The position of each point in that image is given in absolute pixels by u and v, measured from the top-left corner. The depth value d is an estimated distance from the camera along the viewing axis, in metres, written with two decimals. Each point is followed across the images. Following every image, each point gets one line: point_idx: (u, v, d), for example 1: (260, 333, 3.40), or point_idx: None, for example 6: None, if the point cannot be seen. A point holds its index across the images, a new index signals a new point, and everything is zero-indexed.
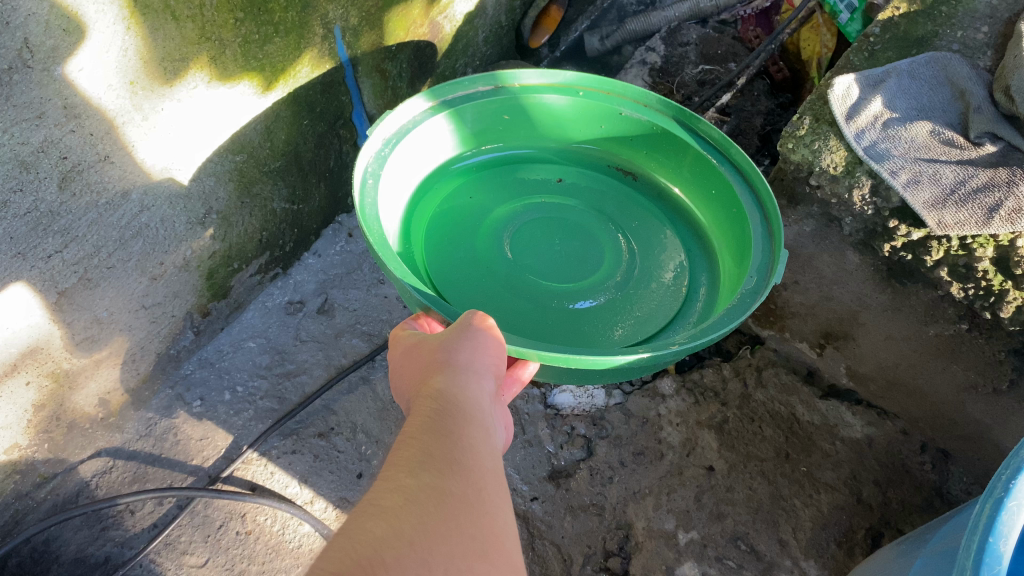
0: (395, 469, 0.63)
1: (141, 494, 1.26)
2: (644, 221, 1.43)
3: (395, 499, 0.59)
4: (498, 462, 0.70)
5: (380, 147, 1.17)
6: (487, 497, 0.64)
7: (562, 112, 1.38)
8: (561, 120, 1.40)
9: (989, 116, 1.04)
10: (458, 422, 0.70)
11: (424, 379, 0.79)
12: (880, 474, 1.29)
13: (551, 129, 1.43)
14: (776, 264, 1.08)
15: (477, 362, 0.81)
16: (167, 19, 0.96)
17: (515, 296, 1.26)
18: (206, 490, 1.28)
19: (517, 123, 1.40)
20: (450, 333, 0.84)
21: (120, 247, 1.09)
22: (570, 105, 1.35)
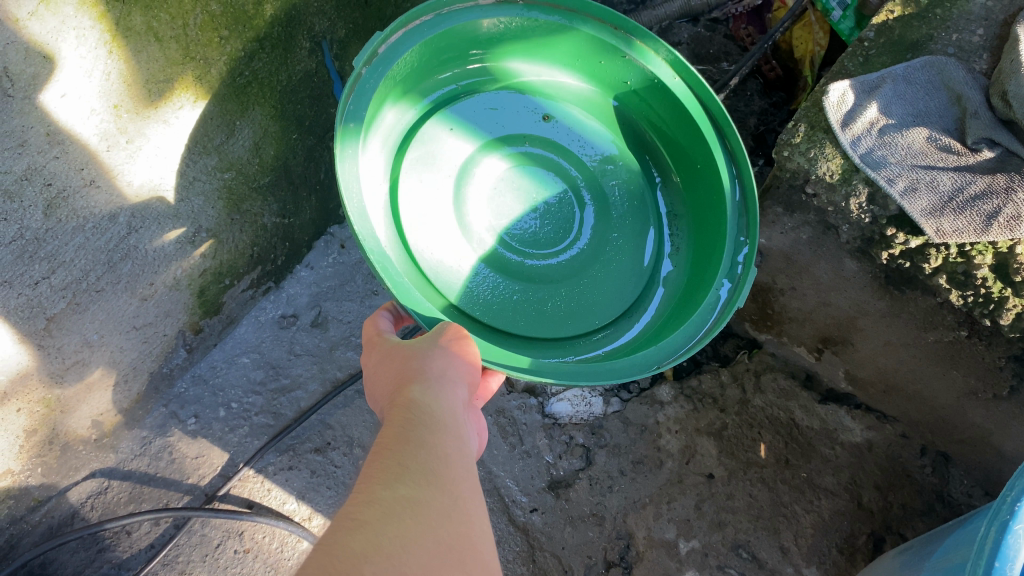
0: (371, 478, 0.61)
1: (133, 517, 1.22)
2: (624, 168, 1.30)
3: (372, 510, 0.56)
4: (471, 471, 0.69)
5: (366, 82, 1.00)
6: (464, 509, 0.63)
7: (563, 41, 1.17)
8: (561, 48, 1.19)
9: (987, 122, 1.03)
10: (431, 430, 0.69)
11: (399, 386, 0.77)
12: (880, 479, 1.28)
13: (547, 55, 1.22)
14: (741, 283, 1.10)
15: (451, 372, 0.80)
16: (149, 41, 0.95)
17: (478, 270, 1.19)
18: (202, 510, 1.26)
19: (506, 43, 1.18)
20: (423, 342, 0.84)
21: (109, 270, 1.07)
22: (573, 37, 1.15)
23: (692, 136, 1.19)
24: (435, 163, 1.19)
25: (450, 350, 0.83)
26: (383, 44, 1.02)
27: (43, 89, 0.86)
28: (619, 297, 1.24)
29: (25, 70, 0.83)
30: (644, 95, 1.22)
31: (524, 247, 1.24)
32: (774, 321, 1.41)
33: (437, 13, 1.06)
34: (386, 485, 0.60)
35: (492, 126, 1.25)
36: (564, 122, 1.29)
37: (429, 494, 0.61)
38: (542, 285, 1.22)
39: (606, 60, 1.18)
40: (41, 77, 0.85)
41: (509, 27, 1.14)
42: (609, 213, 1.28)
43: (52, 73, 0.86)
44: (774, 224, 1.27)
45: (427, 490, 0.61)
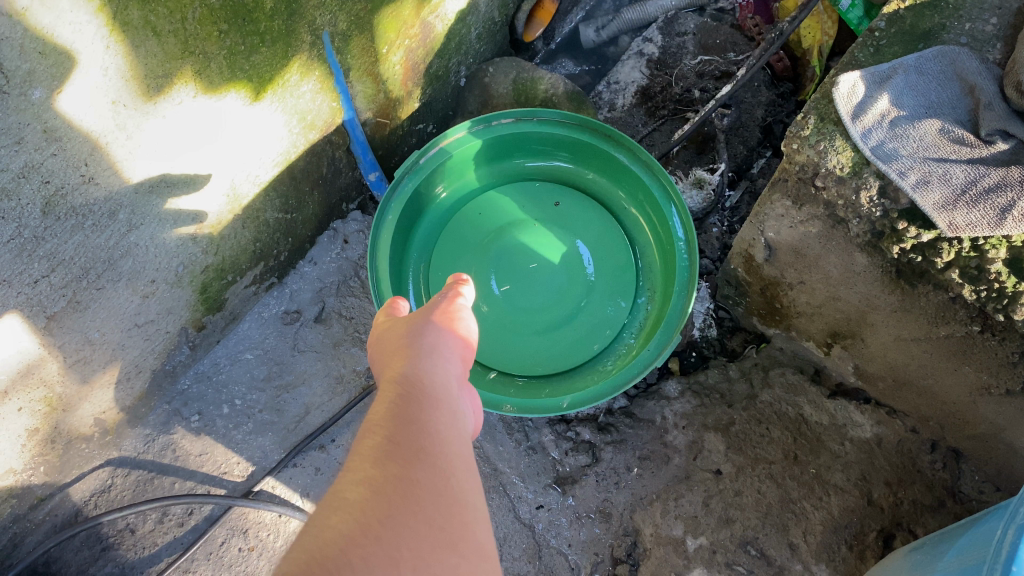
0: (356, 461, 0.52)
1: (132, 509, 1.23)
2: (612, 251, 1.50)
3: (358, 493, 0.49)
4: (470, 450, 0.59)
5: (404, 183, 1.36)
6: (463, 491, 0.54)
7: (573, 144, 1.44)
8: (573, 148, 1.46)
9: (1000, 112, 1.01)
10: (424, 404, 0.59)
11: (390, 359, 0.67)
12: (891, 474, 1.25)
13: (563, 152, 1.48)
14: (668, 344, 1.30)
15: (448, 341, 0.70)
16: (147, 35, 0.92)
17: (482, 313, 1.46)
18: (196, 496, 1.27)
19: (531, 146, 1.48)
20: (421, 313, 0.74)
21: (109, 268, 1.06)
22: (579, 141, 1.42)
23: (665, 226, 1.39)
24: (464, 234, 1.50)
25: (445, 320, 0.73)
26: (423, 155, 1.36)
27: (61, 91, 0.86)
28: (585, 353, 1.46)
29: (59, 77, 0.84)
30: (637, 189, 1.43)
31: (516, 301, 1.46)
32: (782, 315, 1.40)
33: (470, 127, 1.38)
34: (374, 466, 0.52)
35: (516, 206, 1.51)
36: (573, 205, 1.52)
37: (423, 472, 0.52)
38: (529, 334, 1.46)
39: (605, 160, 1.44)
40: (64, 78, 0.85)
41: (525, 135, 1.43)
42: (598, 284, 1.48)
43: (83, 78, 0.87)
44: (782, 217, 1.21)
45: (419, 468, 0.52)
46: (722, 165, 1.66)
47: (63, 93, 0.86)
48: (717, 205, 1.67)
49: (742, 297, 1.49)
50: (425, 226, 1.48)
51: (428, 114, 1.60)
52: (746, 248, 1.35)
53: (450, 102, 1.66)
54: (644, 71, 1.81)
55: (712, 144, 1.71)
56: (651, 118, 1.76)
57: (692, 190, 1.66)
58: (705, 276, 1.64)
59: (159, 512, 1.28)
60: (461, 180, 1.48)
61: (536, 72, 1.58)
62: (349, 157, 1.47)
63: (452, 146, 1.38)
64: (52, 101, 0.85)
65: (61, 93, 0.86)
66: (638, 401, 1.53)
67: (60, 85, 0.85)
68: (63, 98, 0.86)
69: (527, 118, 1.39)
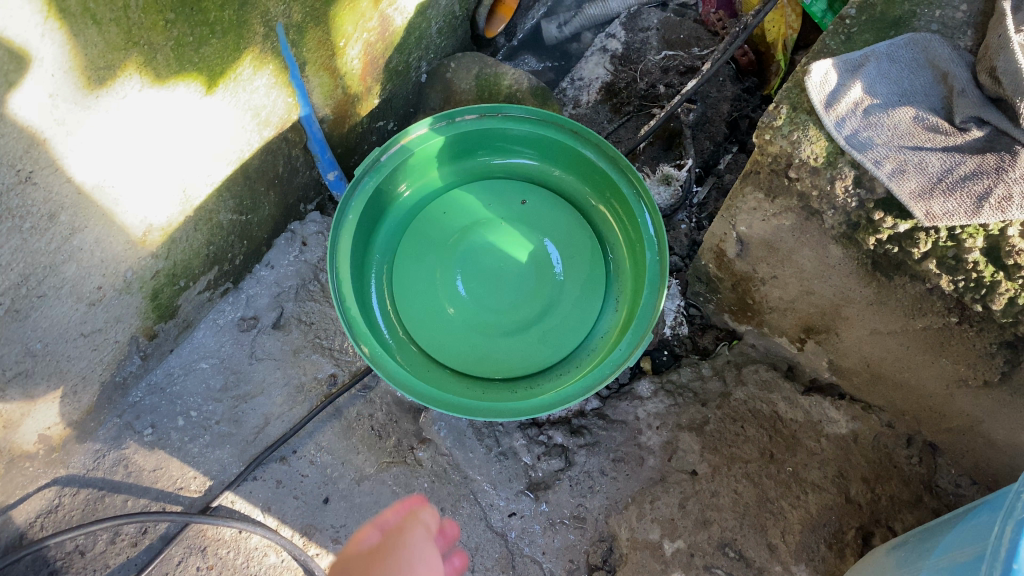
0: None
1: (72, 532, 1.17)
2: (581, 249, 1.46)
3: None
4: None
5: (365, 181, 1.31)
6: None
7: (538, 140, 1.41)
8: (538, 144, 1.42)
9: (975, 99, 0.99)
10: None
11: None
12: (868, 470, 1.23)
13: (528, 148, 1.44)
14: (640, 341, 1.26)
15: None
16: (86, 24, 0.86)
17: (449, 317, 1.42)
18: (135, 515, 1.20)
19: (496, 142, 1.44)
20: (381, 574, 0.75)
21: (51, 274, 1.00)
22: (545, 136, 1.39)
23: (634, 220, 1.36)
24: (428, 232, 1.45)
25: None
26: (383, 153, 1.31)
27: (14, 93, 0.82)
28: (556, 353, 1.42)
29: (9, 78, 0.81)
30: (605, 183, 1.39)
31: (482, 302, 1.42)
32: (754, 311, 1.38)
33: (431, 123, 1.33)
34: None
35: (482, 203, 1.47)
36: (540, 202, 1.48)
37: None
38: (497, 335, 1.42)
39: (571, 156, 1.41)
40: (12, 78, 0.81)
41: (489, 131, 1.39)
42: (567, 281, 1.45)
43: (26, 71, 0.82)
44: (753, 211, 1.18)
45: None
46: (688, 161, 1.64)
47: (17, 91, 0.82)
48: (684, 202, 1.64)
49: (713, 294, 1.46)
50: (387, 226, 1.43)
51: (389, 111, 1.55)
52: (717, 243, 1.32)
53: (411, 99, 1.61)
54: (608, 67, 1.78)
55: (678, 139, 1.68)
56: (616, 114, 1.74)
57: (660, 186, 1.64)
58: (675, 274, 1.60)
59: (110, 531, 1.23)
60: (425, 177, 1.44)
61: (499, 67, 1.54)
62: (306, 156, 1.41)
63: (414, 143, 1.33)
64: (5, 100, 0.81)
65: (12, 96, 0.82)
66: (611, 402, 1.49)
67: (14, 84, 0.82)
68: (16, 97, 0.83)
69: (491, 113, 1.35)
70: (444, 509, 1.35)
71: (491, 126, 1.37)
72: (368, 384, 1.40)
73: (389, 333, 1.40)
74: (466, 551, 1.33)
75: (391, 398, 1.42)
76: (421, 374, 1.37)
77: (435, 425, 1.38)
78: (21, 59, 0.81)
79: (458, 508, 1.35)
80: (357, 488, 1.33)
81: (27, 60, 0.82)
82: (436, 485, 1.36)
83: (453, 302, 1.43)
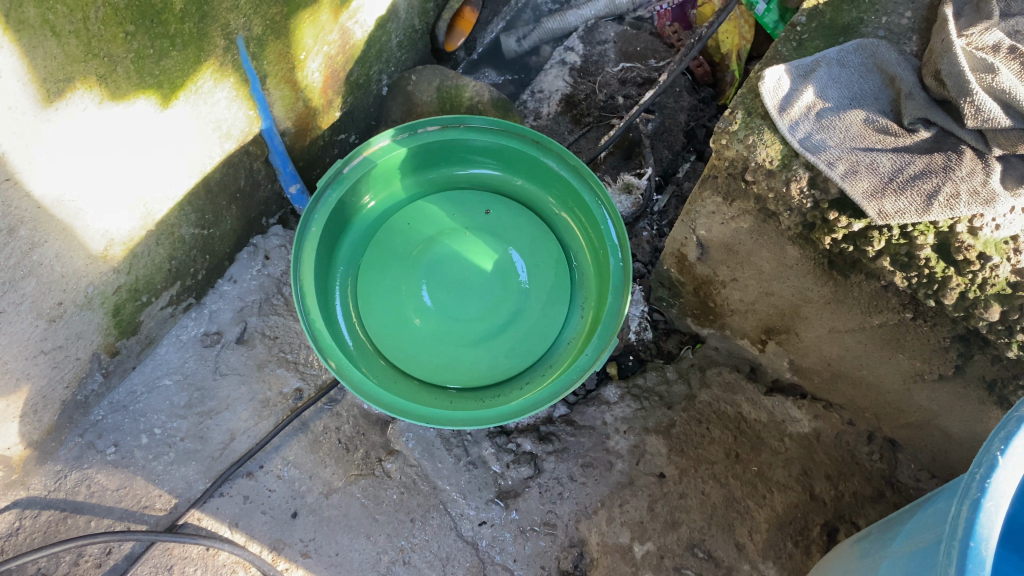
0: None
1: (33, 555, 1.14)
2: (546, 257, 1.47)
3: None
4: None
5: (329, 194, 1.31)
6: None
7: (501, 150, 1.42)
8: (501, 154, 1.44)
9: (922, 102, 1.03)
10: None
11: None
12: (831, 467, 1.26)
13: (491, 158, 1.45)
14: (606, 346, 1.27)
15: None
16: (45, 36, 0.85)
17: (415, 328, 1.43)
18: (99, 536, 1.18)
19: (459, 153, 1.45)
20: None
21: (11, 289, 0.99)
22: (507, 146, 1.40)
23: (598, 227, 1.37)
24: (393, 244, 1.46)
25: None
26: (346, 165, 1.32)
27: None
28: (523, 361, 1.42)
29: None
30: (568, 192, 1.41)
31: (448, 312, 1.43)
32: (716, 314, 1.40)
33: (393, 135, 1.34)
34: None
35: (446, 214, 1.48)
36: (504, 211, 1.49)
37: None
38: (464, 345, 1.43)
39: (534, 166, 1.42)
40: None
41: (451, 142, 1.40)
42: (532, 290, 1.46)
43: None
44: (713, 214, 1.20)
45: None
46: (649, 170, 1.68)
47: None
48: (646, 210, 1.67)
49: (676, 298, 1.48)
50: (352, 238, 1.44)
51: (350, 124, 1.56)
52: (679, 248, 1.34)
53: (373, 112, 1.62)
54: (567, 79, 1.81)
55: (638, 149, 1.72)
56: (577, 125, 1.76)
57: (622, 195, 1.67)
58: (638, 280, 1.63)
59: (73, 553, 1.21)
60: (389, 189, 1.44)
61: (460, 81, 1.57)
62: (268, 169, 1.41)
63: (376, 155, 1.34)
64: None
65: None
66: (578, 408, 1.50)
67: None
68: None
69: (453, 124, 1.36)
70: (414, 519, 1.33)
71: (453, 137, 1.38)
72: (334, 397, 1.41)
73: (356, 345, 1.40)
74: (435, 561, 1.31)
75: (357, 411, 1.43)
76: (388, 386, 1.37)
77: (403, 436, 1.40)
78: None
79: (427, 519, 1.34)
80: (325, 502, 1.32)
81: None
82: (406, 496, 1.35)
83: (420, 313, 1.43)
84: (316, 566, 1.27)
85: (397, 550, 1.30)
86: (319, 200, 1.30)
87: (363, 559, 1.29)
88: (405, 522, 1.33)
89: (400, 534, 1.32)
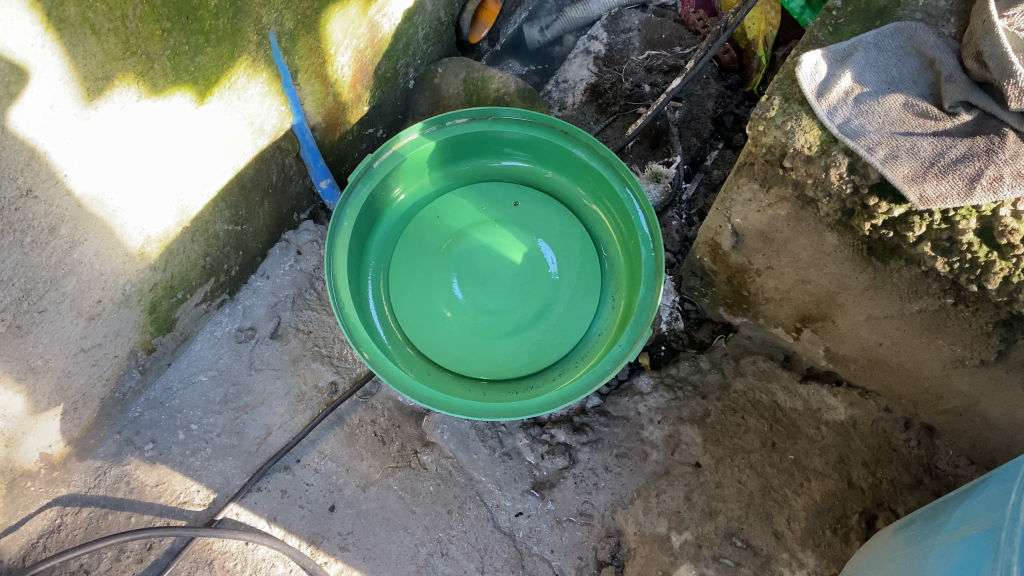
0: None
1: (76, 552, 1.16)
2: (575, 248, 1.47)
3: None
4: None
5: (359, 188, 1.31)
6: None
7: (529, 141, 1.42)
8: (529, 145, 1.43)
9: (962, 84, 1.02)
10: None
11: None
12: (868, 455, 1.25)
13: (519, 149, 1.45)
14: (640, 336, 1.26)
15: None
16: (86, 34, 0.85)
17: (446, 321, 1.43)
18: (138, 532, 1.19)
19: (487, 145, 1.44)
20: None
21: (52, 288, 0.99)
22: (535, 137, 1.39)
23: (628, 216, 1.36)
24: (423, 238, 1.46)
25: None
26: (376, 159, 1.31)
27: (2, 102, 0.79)
28: (555, 353, 1.42)
29: (8, 90, 0.80)
30: (597, 181, 1.40)
31: (479, 304, 1.43)
32: (750, 303, 1.39)
33: (422, 128, 1.33)
34: None
35: (475, 207, 1.48)
36: (533, 203, 1.49)
37: None
38: (495, 337, 1.42)
39: (563, 157, 1.42)
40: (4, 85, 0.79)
41: (480, 134, 1.39)
42: (562, 281, 1.45)
43: (24, 84, 0.81)
44: (749, 202, 1.20)
45: None
46: (677, 158, 1.68)
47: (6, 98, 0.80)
48: (674, 199, 1.67)
49: (708, 288, 1.48)
50: (381, 232, 1.44)
51: (378, 118, 1.56)
52: (712, 237, 1.34)
53: (400, 106, 1.62)
54: (592, 69, 1.80)
55: (666, 137, 1.72)
56: (603, 115, 1.76)
57: (650, 183, 1.66)
58: (668, 270, 1.63)
59: (115, 549, 1.22)
60: (418, 183, 1.44)
61: (486, 72, 1.57)
62: (299, 164, 1.42)
63: (405, 149, 1.34)
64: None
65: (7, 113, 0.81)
66: (611, 399, 1.50)
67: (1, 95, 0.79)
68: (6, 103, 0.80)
69: (482, 116, 1.36)
70: (451, 511, 1.34)
71: (482, 129, 1.37)
72: (369, 389, 1.42)
73: (388, 337, 1.41)
74: (473, 552, 1.32)
75: (392, 403, 1.43)
76: (421, 378, 1.38)
77: (439, 427, 1.40)
78: (10, 70, 0.79)
79: (465, 510, 1.35)
80: (362, 495, 1.33)
81: (22, 72, 0.80)
82: (442, 488, 1.36)
83: (451, 306, 1.43)
84: (354, 559, 1.28)
85: (435, 542, 1.32)
86: (349, 193, 1.30)
87: (401, 552, 1.30)
88: (443, 514, 1.34)
89: (437, 525, 1.33)
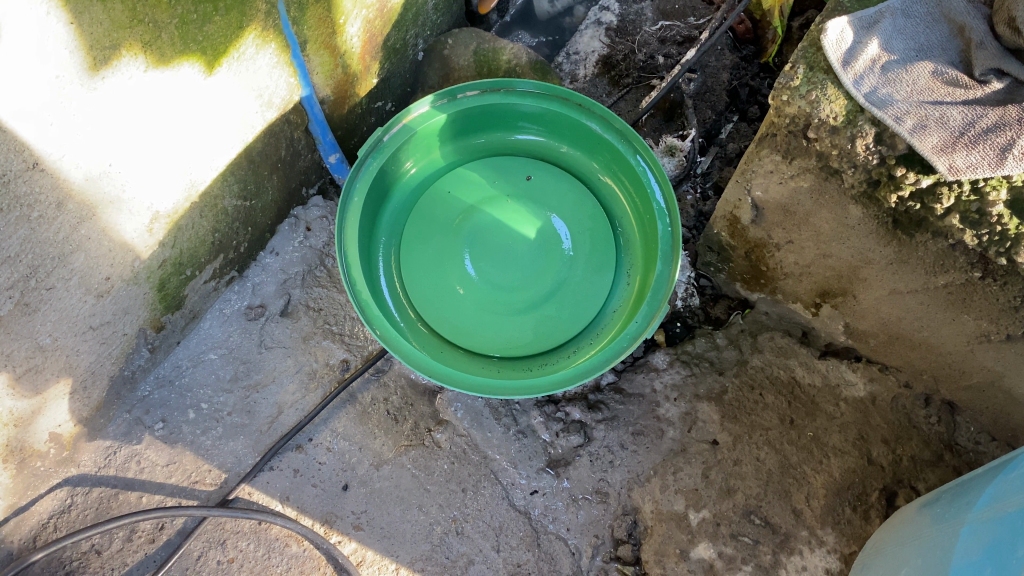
0: None
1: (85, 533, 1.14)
2: (590, 223, 1.44)
3: None
4: None
5: (370, 162, 1.28)
6: None
7: (542, 113, 1.38)
8: (543, 117, 1.40)
9: (994, 51, 1.00)
10: None
11: None
12: (887, 432, 1.22)
13: (531, 122, 1.42)
14: (658, 311, 1.24)
15: None
16: (91, 2, 0.82)
17: (460, 298, 1.41)
18: (150, 513, 1.17)
19: (499, 118, 1.41)
20: None
21: (60, 264, 0.97)
22: (550, 110, 1.36)
23: (645, 189, 1.33)
24: (434, 213, 1.43)
25: None
26: (387, 134, 1.29)
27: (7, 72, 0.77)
28: (569, 330, 1.40)
29: (10, 58, 0.77)
30: (613, 155, 1.37)
31: (492, 280, 1.41)
32: (768, 278, 1.37)
33: (432, 100, 1.30)
34: None
35: (486, 182, 1.45)
36: (546, 178, 1.46)
37: None
38: (509, 315, 1.40)
39: (577, 130, 1.39)
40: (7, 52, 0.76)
41: (493, 107, 1.36)
42: (576, 257, 1.43)
43: (27, 53, 0.79)
44: (771, 173, 1.17)
45: None
46: (693, 131, 1.65)
47: (10, 67, 0.77)
48: (689, 172, 1.65)
49: (725, 263, 1.46)
50: (392, 208, 1.41)
51: (387, 91, 1.53)
52: (731, 210, 1.32)
53: (409, 78, 1.58)
54: (603, 40, 1.77)
55: (680, 110, 1.69)
56: (615, 87, 1.74)
57: (664, 157, 1.65)
58: (683, 246, 1.61)
59: (126, 529, 1.21)
60: (429, 158, 1.42)
61: (497, 43, 1.55)
62: (308, 138, 1.39)
63: (415, 122, 1.31)
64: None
65: (10, 82, 0.78)
66: (626, 375, 1.49)
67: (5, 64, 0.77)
68: (9, 73, 0.78)
69: (494, 88, 1.32)
70: (465, 489, 1.33)
71: (494, 102, 1.34)
72: (381, 367, 1.39)
73: (400, 315, 1.39)
74: (488, 531, 1.31)
75: (405, 381, 1.41)
76: (433, 355, 1.36)
77: (452, 405, 1.39)
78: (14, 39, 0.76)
79: (479, 489, 1.33)
80: (376, 474, 1.31)
81: (25, 41, 0.78)
82: (456, 466, 1.34)
83: (463, 282, 1.41)
84: (368, 538, 1.27)
85: (450, 520, 1.30)
86: (360, 169, 1.27)
87: (415, 530, 1.29)
88: (457, 492, 1.32)
89: (451, 504, 1.32)
